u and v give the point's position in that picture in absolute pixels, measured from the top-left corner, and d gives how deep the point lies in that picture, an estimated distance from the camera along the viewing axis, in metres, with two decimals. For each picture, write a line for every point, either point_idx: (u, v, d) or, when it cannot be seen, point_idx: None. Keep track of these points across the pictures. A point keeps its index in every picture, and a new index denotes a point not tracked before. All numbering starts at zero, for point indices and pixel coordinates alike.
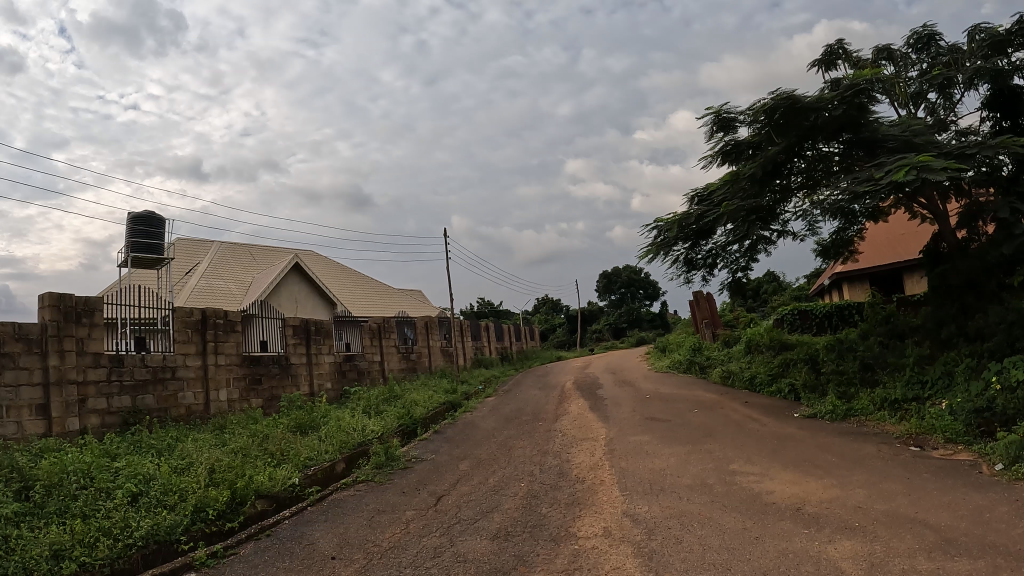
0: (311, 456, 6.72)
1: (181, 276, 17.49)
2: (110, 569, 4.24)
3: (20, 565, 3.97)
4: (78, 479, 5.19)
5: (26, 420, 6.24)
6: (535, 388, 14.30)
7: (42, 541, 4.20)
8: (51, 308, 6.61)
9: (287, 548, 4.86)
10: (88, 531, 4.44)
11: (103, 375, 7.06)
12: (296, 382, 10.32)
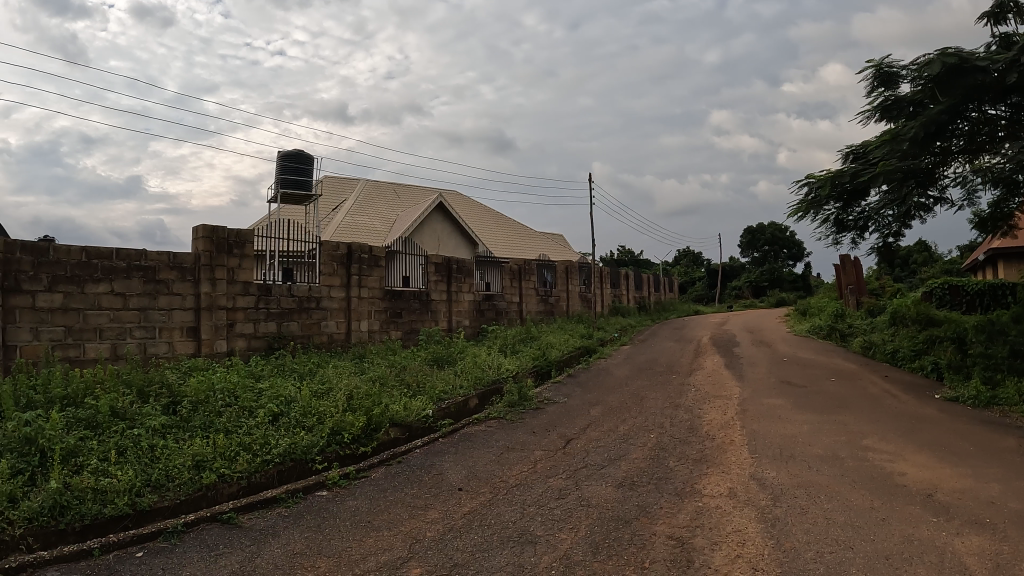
0: (445, 391, 6.90)
1: (329, 213, 18.48)
2: (248, 482, 4.59)
3: (165, 472, 4.39)
4: (222, 397, 5.58)
5: (177, 340, 6.85)
6: (669, 340, 14.09)
7: (187, 451, 4.59)
8: (204, 239, 7.05)
9: (416, 475, 5.06)
10: (230, 445, 4.79)
11: (251, 303, 7.55)
12: (436, 317, 10.67)
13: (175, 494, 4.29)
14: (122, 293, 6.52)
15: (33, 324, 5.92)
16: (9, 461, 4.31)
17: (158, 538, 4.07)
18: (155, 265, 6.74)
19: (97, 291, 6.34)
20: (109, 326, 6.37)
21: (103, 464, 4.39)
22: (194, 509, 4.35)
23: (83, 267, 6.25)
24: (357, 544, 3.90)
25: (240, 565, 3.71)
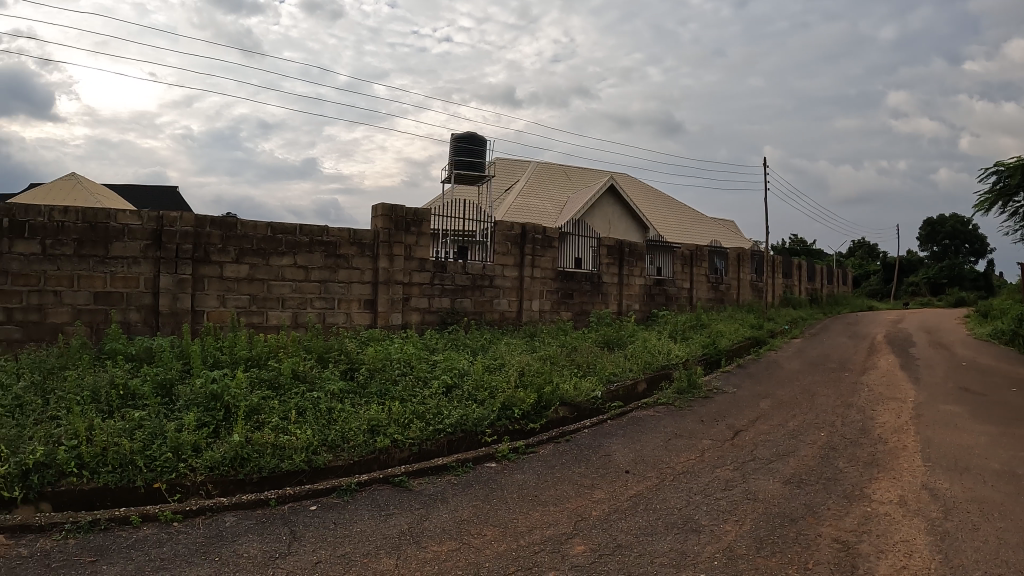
0: (616, 372, 7.44)
1: (505, 195, 21.56)
2: (420, 448, 5.34)
3: (340, 435, 5.20)
4: (399, 365, 6.37)
5: (354, 311, 8.26)
6: (841, 336, 13.51)
7: (363, 416, 5.39)
8: (383, 218, 8.39)
9: (586, 455, 5.65)
10: (404, 412, 5.57)
11: (426, 279, 8.84)
12: (607, 300, 11.41)
13: (349, 455, 5.07)
14: (305, 266, 8.00)
15: (221, 291, 7.49)
16: (197, 413, 5.19)
17: (332, 494, 4.84)
18: (336, 241, 8.16)
19: (281, 263, 7.83)
20: (290, 295, 7.87)
21: (282, 422, 5.22)
22: (367, 470, 5.13)
23: (267, 242, 7.74)
24: (523, 516, 4.45)
25: (410, 527, 4.36)
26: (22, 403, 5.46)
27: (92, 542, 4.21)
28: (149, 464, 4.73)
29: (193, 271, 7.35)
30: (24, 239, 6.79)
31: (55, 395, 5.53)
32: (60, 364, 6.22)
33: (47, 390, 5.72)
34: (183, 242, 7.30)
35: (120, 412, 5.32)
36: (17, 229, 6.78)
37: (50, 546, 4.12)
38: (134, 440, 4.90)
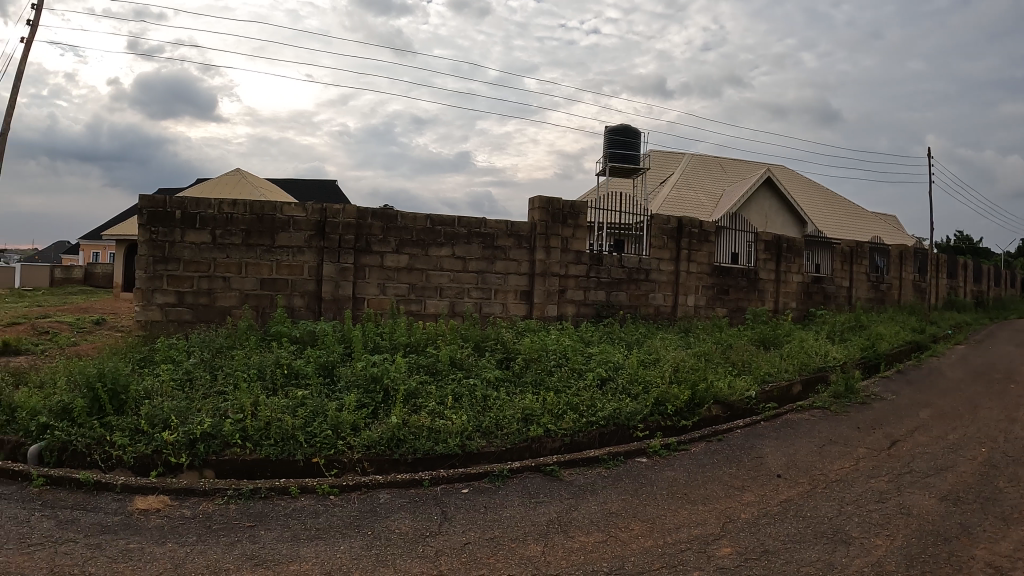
0: (771, 372, 7.20)
1: (657, 187, 21.86)
2: (571, 439, 5.45)
3: (495, 421, 5.43)
4: (555, 357, 6.71)
5: (510, 302, 8.47)
6: (1008, 345, 12.26)
7: (518, 405, 5.62)
8: (540, 210, 8.49)
9: (738, 455, 5.50)
10: (559, 403, 5.76)
11: (581, 272, 8.92)
12: (762, 297, 11.12)
13: (501, 442, 5.25)
14: (464, 257, 8.28)
15: (381, 279, 7.94)
16: (357, 395, 5.57)
17: (483, 478, 5.00)
18: (494, 233, 8.36)
19: (439, 254, 8.16)
20: (448, 285, 8.19)
21: (439, 407, 5.51)
22: (519, 457, 5.28)
23: (426, 234, 8.09)
24: (672, 513, 4.40)
25: (559, 515, 4.41)
26: (193, 378, 6.07)
27: (252, 507, 4.68)
28: (309, 439, 5.11)
29: (355, 261, 7.82)
30: (195, 229, 7.46)
31: (223, 372, 6.06)
32: (228, 344, 6.80)
33: (217, 366, 6.28)
34: (345, 233, 7.76)
35: (283, 390, 5.73)
36: (189, 221, 7.45)
37: (213, 509, 4.65)
38: (296, 416, 5.30)
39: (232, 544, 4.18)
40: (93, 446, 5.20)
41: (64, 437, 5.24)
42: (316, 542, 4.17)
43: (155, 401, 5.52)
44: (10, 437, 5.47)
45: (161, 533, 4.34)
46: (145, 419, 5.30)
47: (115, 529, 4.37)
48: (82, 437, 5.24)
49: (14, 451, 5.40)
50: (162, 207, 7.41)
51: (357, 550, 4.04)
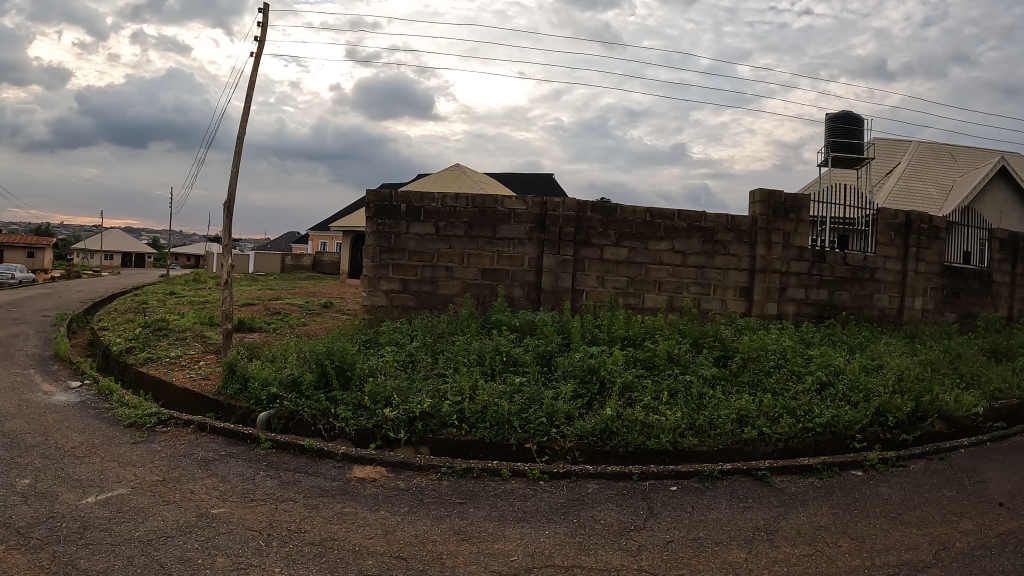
0: (1002, 387, 6.46)
1: (880, 183, 20.58)
2: (786, 444, 5.24)
3: (710, 420, 5.37)
4: (773, 357, 6.61)
5: (729, 298, 8.52)
6: None
7: (732, 406, 5.51)
8: (760, 203, 8.44)
9: (958, 478, 4.98)
10: (776, 407, 5.55)
11: (803, 269, 8.70)
12: (996, 302, 10.12)
13: (714, 442, 5.18)
14: (683, 251, 8.44)
15: (600, 272, 8.23)
16: (573, 385, 5.77)
17: (693, 477, 4.92)
18: (714, 227, 8.43)
19: (660, 247, 8.38)
20: (668, 279, 8.41)
21: (654, 402, 5.57)
22: (730, 459, 5.16)
23: (647, 227, 8.32)
24: (883, 534, 4.09)
25: (767, 523, 4.22)
26: (416, 359, 6.51)
27: (463, 485, 4.92)
28: (524, 425, 5.31)
29: (576, 253, 8.14)
30: (420, 222, 8.02)
31: (444, 356, 6.43)
32: (450, 330, 7.22)
33: (437, 351, 6.67)
34: (565, 225, 8.08)
35: (502, 375, 6.03)
36: (413, 214, 8.02)
37: (427, 483, 4.96)
38: (513, 402, 5.53)
39: (441, 517, 4.44)
40: (318, 417, 5.71)
41: (292, 407, 5.82)
42: (521, 524, 4.31)
43: (379, 379, 5.98)
44: (243, 404, 6.21)
45: (376, 501, 4.71)
46: (368, 396, 5.75)
47: (333, 493, 4.85)
48: (308, 408, 5.78)
49: (244, 416, 6.11)
50: (390, 201, 8.00)
51: (561, 536, 4.12)
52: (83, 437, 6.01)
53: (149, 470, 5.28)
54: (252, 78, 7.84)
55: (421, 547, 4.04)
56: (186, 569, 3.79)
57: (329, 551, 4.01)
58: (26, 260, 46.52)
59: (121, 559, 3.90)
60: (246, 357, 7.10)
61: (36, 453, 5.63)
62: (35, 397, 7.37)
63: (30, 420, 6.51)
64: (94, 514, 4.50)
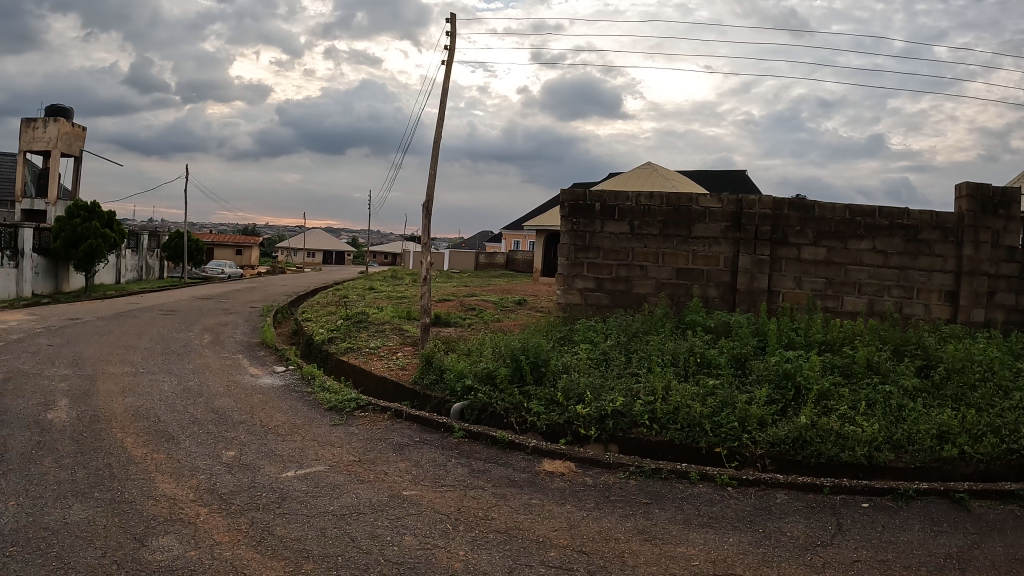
0: None
1: None
2: (986, 466, 4.78)
3: (909, 434, 4.97)
4: (979, 369, 5.98)
5: (934, 303, 7.80)
6: None
7: (932, 421, 5.06)
8: (969, 198, 7.70)
9: None
10: (978, 423, 5.04)
11: (1015, 272, 7.81)
12: None
13: (911, 458, 4.79)
14: (884, 251, 7.85)
15: (798, 272, 7.97)
16: (767, 390, 5.56)
17: (887, 495, 4.59)
18: (918, 225, 7.78)
19: (860, 247, 7.88)
20: (868, 281, 7.87)
21: (851, 412, 5.23)
22: (928, 478, 4.75)
23: (846, 225, 7.88)
24: None
25: (959, 551, 3.87)
26: (609, 358, 6.61)
27: (651, 486, 4.89)
28: (715, 429, 5.18)
29: (772, 252, 7.96)
30: (615, 220, 8.26)
31: (638, 355, 6.50)
32: (645, 328, 7.32)
33: (630, 349, 6.77)
34: (762, 224, 7.92)
35: (695, 377, 5.99)
36: (608, 213, 8.26)
37: (614, 481, 4.98)
38: (705, 405, 5.41)
39: (626, 516, 4.45)
40: (511, 410, 5.93)
41: (486, 399, 6.09)
42: (706, 529, 4.21)
43: (573, 376, 6.10)
44: (439, 394, 6.56)
45: (563, 495, 4.81)
46: (561, 392, 5.89)
47: (522, 484, 5.01)
48: (502, 401, 6.02)
49: (440, 406, 6.47)
50: (584, 201, 8.34)
51: (746, 545, 3.99)
52: (286, 417, 6.64)
53: (347, 450, 5.75)
54: (447, 86, 8.23)
55: (603, 543, 4.08)
56: (377, 544, 4.14)
57: (512, 539, 4.18)
58: (238, 257, 51.93)
59: (315, 530, 4.37)
60: (443, 350, 7.51)
61: (244, 428, 6.30)
62: (243, 378, 8.27)
63: (240, 399, 7.28)
64: (292, 487, 5.03)
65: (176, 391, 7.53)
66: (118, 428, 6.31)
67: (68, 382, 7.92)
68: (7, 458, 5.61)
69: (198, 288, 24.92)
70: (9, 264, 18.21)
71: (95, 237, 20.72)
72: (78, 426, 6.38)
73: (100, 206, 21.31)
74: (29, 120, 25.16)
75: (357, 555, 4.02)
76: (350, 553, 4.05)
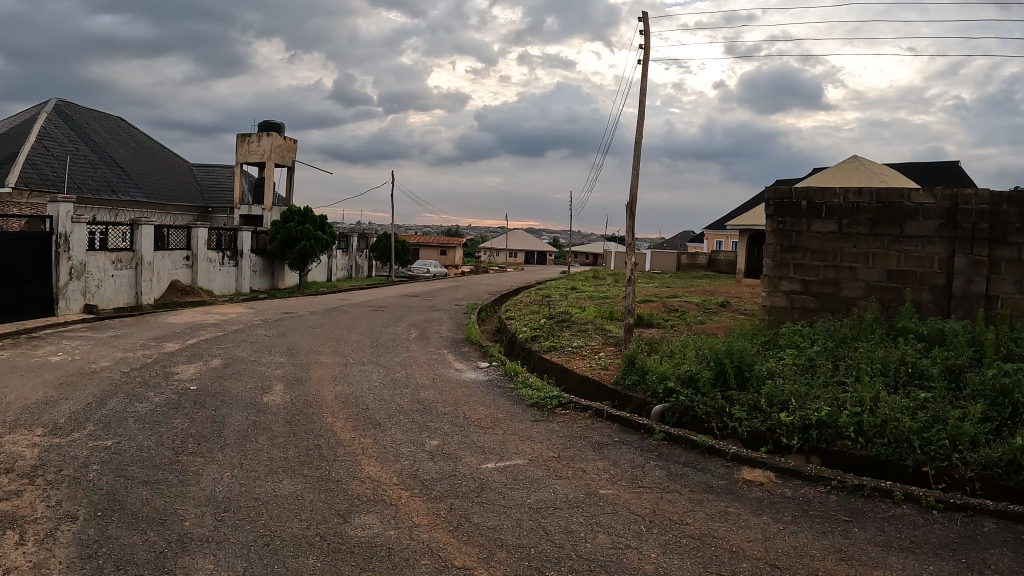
0: None
1: None
2: None
3: None
4: None
5: None
6: None
7: None
8: None
9: None
10: None
11: None
12: None
13: None
14: None
15: (1019, 275, 7.13)
16: (981, 406, 5.03)
17: None
18: None
19: None
20: None
21: None
22: None
23: None
24: None
25: None
26: (815, 365, 6.39)
27: (852, 503, 4.60)
28: (924, 447, 4.77)
29: (991, 253, 7.27)
30: (821, 219, 8.34)
31: (845, 363, 6.19)
32: (853, 335, 7.05)
33: (839, 357, 6.51)
34: (979, 221, 7.31)
35: (905, 389, 5.55)
36: (815, 211, 8.38)
37: (814, 495, 4.74)
38: (916, 419, 4.97)
39: (823, 532, 4.20)
40: (713, 415, 5.86)
41: (688, 402, 6.08)
42: (906, 554, 3.89)
43: (778, 382, 5.87)
44: (640, 395, 6.68)
45: (761, 505, 4.63)
46: (765, 398, 5.69)
47: (720, 490, 4.89)
48: (704, 405, 5.97)
49: (640, 407, 6.57)
50: (789, 198, 8.58)
51: None
52: (489, 411, 6.94)
53: (546, 446, 5.91)
54: (646, 85, 8.33)
55: (798, 559, 3.88)
56: (570, 540, 4.19)
57: (706, 546, 4.07)
58: (444, 258, 56.25)
59: (511, 520, 4.50)
60: (646, 351, 7.61)
61: (447, 420, 6.64)
62: (448, 372, 8.72)
63: (444, 391, 7.70)
64: (492, 478, 5.22)
65: (383, 381, 8.11)
66: (328, 412, 6.86)
67: (283, 368, 8.75)
68: (227, 434, 6.30)
69: (402, 288, 25.24)
70: (231, 263, 20.47)
71: (308, 238, 22.46)
72: (292, 409, 7.02)
73: (313, 210, 23.05)
74: (244, 135, 27.95)
75: (549, 548, 4.09)
76: (542, 545, 4.13)
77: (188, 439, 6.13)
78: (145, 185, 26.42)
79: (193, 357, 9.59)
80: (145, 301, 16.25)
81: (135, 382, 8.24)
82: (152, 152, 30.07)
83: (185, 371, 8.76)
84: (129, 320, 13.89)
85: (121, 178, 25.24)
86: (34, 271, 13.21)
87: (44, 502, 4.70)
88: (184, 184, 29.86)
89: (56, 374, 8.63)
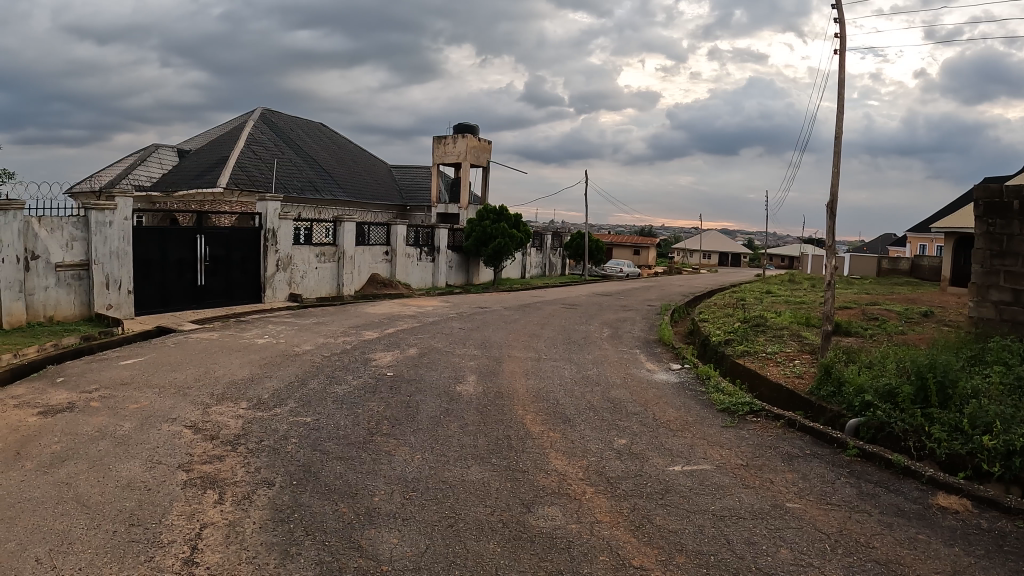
0: None
1: None
2: None
3: None
4: None
5: None
6: None
7: None
8: None
9: None
10: None
11: None
12: None
13: None
14: None
15: None
16: None
17: None
18: None
19: None
20: None
21: None
22: None
23: None
24: None
25: None
26: None
27: None
28: None
29: None
30: None
31: None
32: None
33: None
34: None
35: None
36: None
37: (1011, 529, 4.26)
38: None
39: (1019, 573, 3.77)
40: (910, 433, 5.45)
41: (884, 417, 5.69)
42: None
43: (984, 403, 5.33)
44: (835, 407, 6.32)
45: (953, 536, 4.24)
46: (967, 419, 5.19)
47: (910, 515, 4.54)
48: (901, 422, 5.57)
49: (833, 419, 6.23)
50: (1000, 198, 7.88)
51: None
52: (679, 414, 6.88)
53: (736, 453, 5.77)
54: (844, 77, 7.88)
55: None
56: (751, 551, 4.08)
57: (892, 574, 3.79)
58: (637, 258, 56.10)
59: (693, 526, 4.45)
60: (845, 360, 7.20)
61: (637, 420, 6.66)
62: (641, 372, 8.75)
63: (635, 391, 7.71)
64: (677, 481, 5.19)
65: (574, 377, 8.28)
66: (520, 405, 7.13)
67: (476, 360, 9.19)
68: (420, 419, 6.75)
69: (595, 288, 24.39)
70: (428, 259, 21.74)
71: (502, 237, 23.18)
72: (483, 399, 7.37)
73: (507, 210, 23.74)
74: (441, 136, 29.44)
75: (729, 557, 4.01)
76: (722, 553, 4.06)
77: (382, 421, 6.64)
78: (347, 185, 28.72)
79: (390, 345, 10.31)
80: (345, 293, 17.69)
81: (336, 365, 9.03)
82: (353, 155, 32.65)
83: (383, 357, 9.48)
84: (329, 309, 15.19)
85: (325, 178, 27.60)
86: (243, 262, 14.82)
87: (243, 468, 5.31)
88: (384, 184, 32.14)
89: (263, 355, 9.65)
